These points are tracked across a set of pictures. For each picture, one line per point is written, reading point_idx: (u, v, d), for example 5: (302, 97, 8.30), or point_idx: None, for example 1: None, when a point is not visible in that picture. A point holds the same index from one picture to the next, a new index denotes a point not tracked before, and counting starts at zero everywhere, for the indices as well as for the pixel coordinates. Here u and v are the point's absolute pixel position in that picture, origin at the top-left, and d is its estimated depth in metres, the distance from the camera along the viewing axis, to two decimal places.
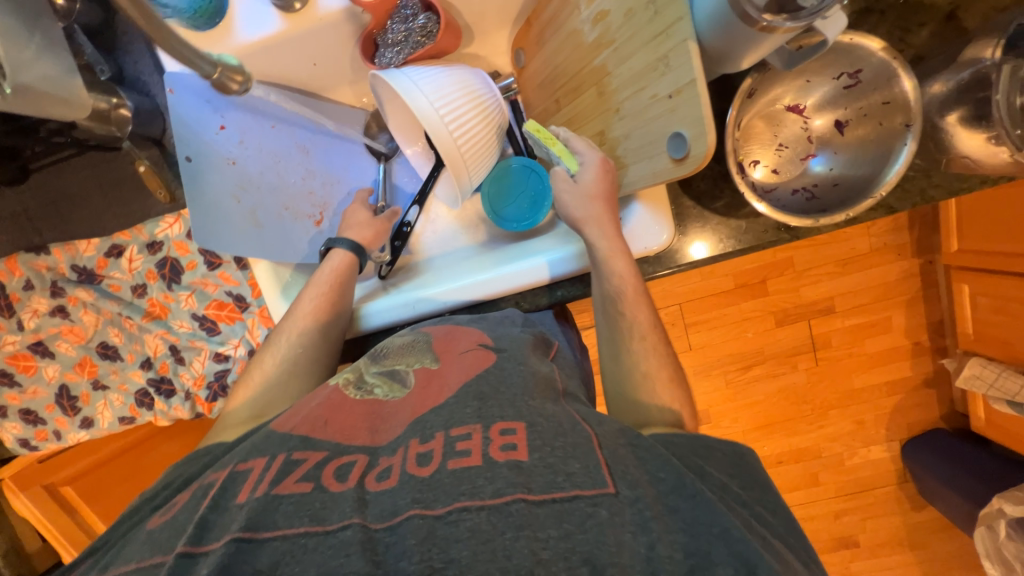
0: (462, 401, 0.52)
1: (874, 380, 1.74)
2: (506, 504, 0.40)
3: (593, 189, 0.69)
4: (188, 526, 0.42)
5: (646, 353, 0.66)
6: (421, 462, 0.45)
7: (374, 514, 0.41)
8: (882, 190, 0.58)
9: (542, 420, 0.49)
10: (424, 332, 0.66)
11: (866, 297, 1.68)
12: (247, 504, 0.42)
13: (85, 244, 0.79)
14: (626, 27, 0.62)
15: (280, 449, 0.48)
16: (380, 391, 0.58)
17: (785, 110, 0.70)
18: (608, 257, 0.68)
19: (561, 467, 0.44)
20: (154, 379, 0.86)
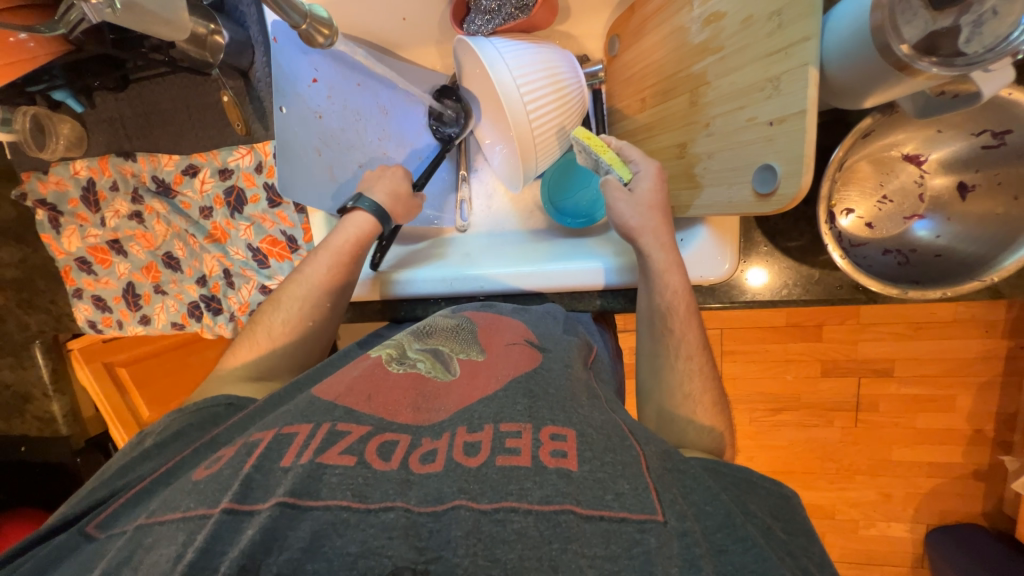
0: (511, 397, 0.50)
1: (916, 457, 1.60)
2: (555, 513, 0.39)
3: (651, 199, 0.65)
4: (232, 482, 0.42)
5: (691, 373, 0.62)
6: (469, 452, 0.44)
7: (415, 495, 0.41)
8: (995, 275, 0.51)
9: (592, 431, 0.47)
10: (469, 319, 0.67)
11: (933, 368, 1.52)
12: (294, 468, 0.42)
13: (166, 159, 0.84)
14: (740, 35, 0.55)
15: (325, 418, 0.48)
16: (423, 365, 0.56)
17: (901, 159, 0.61)
18: (659, 271, 0.65)
19: (610, 485, 0.42)
20: (206, 296, 0.92)
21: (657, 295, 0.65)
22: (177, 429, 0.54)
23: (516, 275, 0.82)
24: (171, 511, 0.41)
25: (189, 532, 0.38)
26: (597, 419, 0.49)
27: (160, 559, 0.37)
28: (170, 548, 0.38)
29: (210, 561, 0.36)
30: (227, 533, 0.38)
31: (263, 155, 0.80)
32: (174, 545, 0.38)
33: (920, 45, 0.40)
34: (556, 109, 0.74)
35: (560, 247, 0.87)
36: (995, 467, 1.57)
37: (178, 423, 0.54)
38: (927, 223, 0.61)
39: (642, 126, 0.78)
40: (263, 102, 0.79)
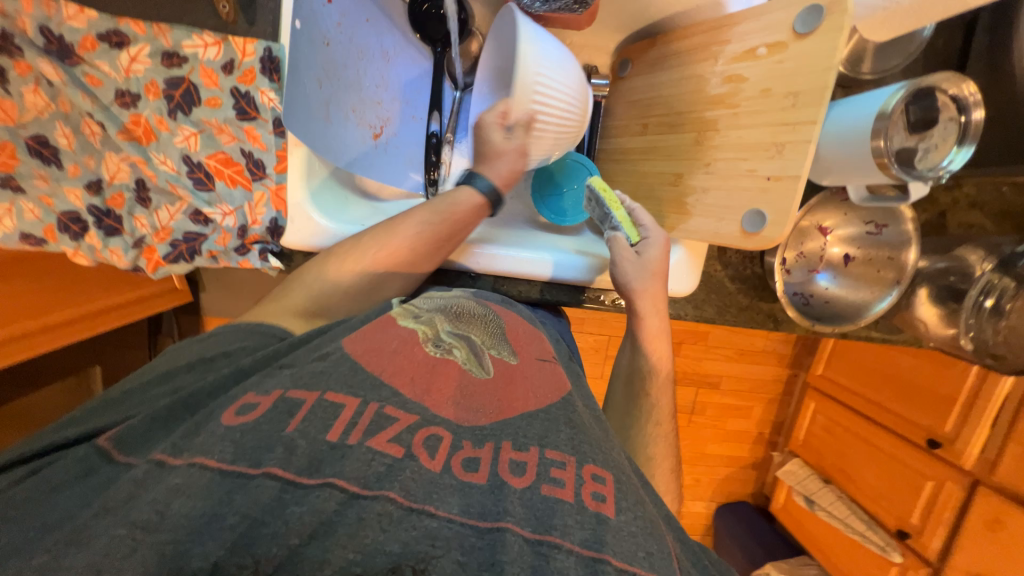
0: (555, 422, 0.42)
1: (721, 451, 2.09)
2: (594, 561, 0.33)
3: (656, 267, 0.72)
4: (274, 445, 0.36)
5: (656, 438, 0.64)
6: (515, 471, 0.37)
7: (457, 503, 0.34)
8: (866, 320, 0.76)
9: (626, 480, 0.40)
10: (498, 314, 0.58)
11: (745, 385, 2.02)
12: (351, 449, 0.36)
13: (75, 11, 0.60)
14: (755, 101, 0.67)
15: (372, 396, 0.40)
16: (460, 354, 0.48)
17: (817, 229, 0.80)
18: (646, 337, 0.72)
19: (643, 542, 0.35)
20: (97, 209, 0.69)
21: (640, 355, 0.72)
22: (222, 348, 0.52)
23: (512, 263, 0.83)
24: (209, 456, 0.35)
25: (228, 490, 0.33)
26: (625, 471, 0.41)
27: (188, 515, 0.32)
28: (204, 504, 0.32)
29: (257, 528, 0.31)
30: (278, 508, 0.33)
31: (240, 54, 0.65)
32: (211, 502, 0.33)
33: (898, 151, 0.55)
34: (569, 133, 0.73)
35: (549, 242, 0.90)
36: (765, 460, 2.14)
37: (224, 340, 0.54)
38: (826, 275, 0.82)
39: (639, 148, 0.87)
40: None
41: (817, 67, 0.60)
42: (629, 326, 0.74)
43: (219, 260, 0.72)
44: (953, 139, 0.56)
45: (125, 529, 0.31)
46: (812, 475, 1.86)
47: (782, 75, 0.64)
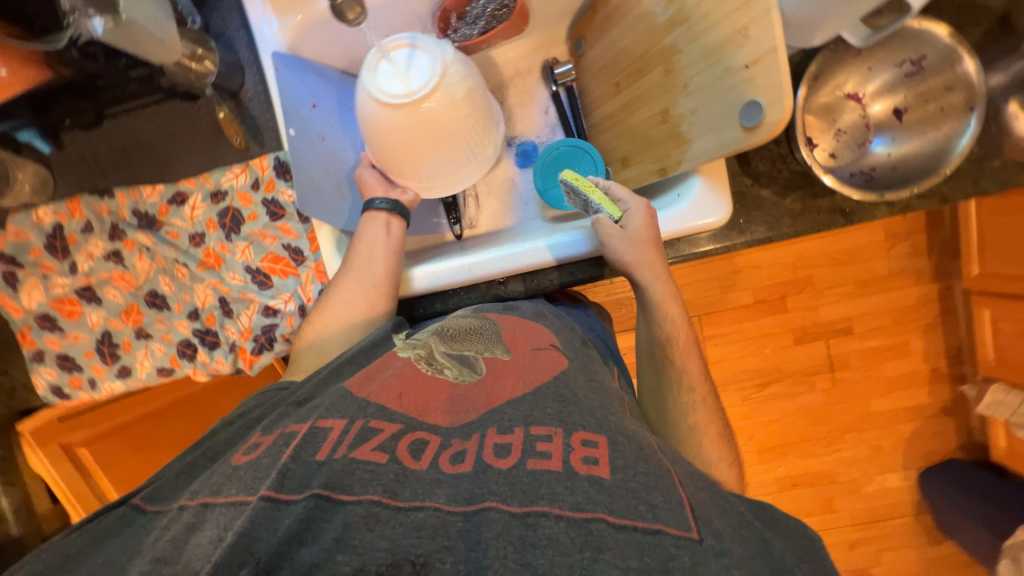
0: (542, 400, 0.49)
1: (890, 405, 1.73)
2: (586, 521, 0.38)
3: (642, 233, 0.69)
4: (272, 471, 0.42)
5: (694, 406, 0.67)
6: (499, 453, 0.43)
7: (445, 495, 0.40)
8: (952, 163, 0.62)
9: (625, 439, 0.45)
10: (492, 320, 0.63)
11: (886, 319, 1.68)
12: (330, 464, 0.42)
13: (150, 190, 0.81)
14: (703, 4, 0.65)
15: (359, 414, 0.48)
16: (450, 371, 0.54)
17: (845, 98, 0.72)
18: (656, 305, 0.71)
19: (645, 496, 0.40)
20: (199, 330, 0.85)
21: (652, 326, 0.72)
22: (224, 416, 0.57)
23: (528, 254, 0.80)
24: (218, 496, 0.43)
25: (230, 517, 0.39)
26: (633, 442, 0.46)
27: (202, 542, 0.38)
28: (212, 531, 0.39)
29: (250, 542, 0.36)
30: (267, 522, 0.38)
31: (261, 170, 0.79)
32: (217, 529, 0.39)
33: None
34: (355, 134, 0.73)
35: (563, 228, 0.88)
36: (959, 399, 1.73)
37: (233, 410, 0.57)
38: (882, 140, 0.71)
39: (620, 108, 0.86)
40: (256, 119, 0.79)
41: None
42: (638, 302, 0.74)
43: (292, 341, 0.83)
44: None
45: (150, 564, 0.38)
46: None
47: None
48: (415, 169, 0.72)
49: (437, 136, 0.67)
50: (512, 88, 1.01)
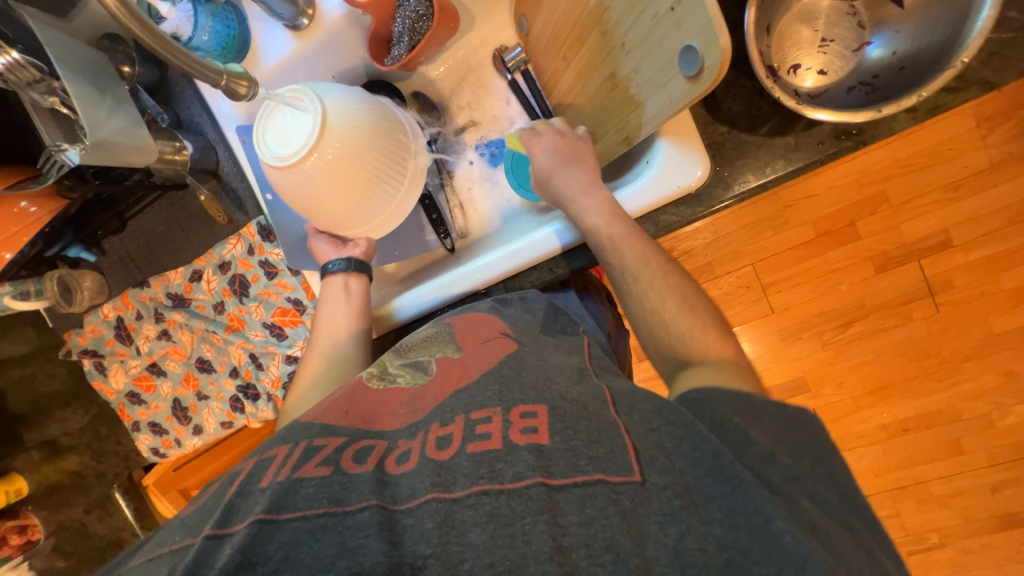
0: (482, 384, 0.54)
1: (1020, 321, 1.41)
2: (526, 488, 0.42)
3: (546, 160, 0.75)
4: (217, 510, 0.43)
5: (654, 290, 0.66)
6: (441, 445, 0.47)
7: (389, 493, 0.43)
8: (967, 50, 0.48)
9: (565, 403, 0.50)
10: (447, 324, 0.70)
11: (994, 221, 1.37)
12: (269, 488, 0.43)
13: (175, 274, 0.92)
14: None
15: (303, 436, 0.50)
16: (403, 378, 0.61)
17: (824, 2, 0.61)
18: (615, 245, 0.67)
19: (584, 450, 0.45)
20: (242, 385, 0.96)
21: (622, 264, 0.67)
22: None
23: (504, 260, 0.79)
24: (166, 546, 0.43)
25: (174, 564, 0.39)
26: (586, 416, 0.49)
27: None
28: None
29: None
30: (207, 558, 0.38)
31: (251, 237, 0.87)
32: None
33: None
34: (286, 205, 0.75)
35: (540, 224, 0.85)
36: None
37: None
38: (879, 42, 0.59)
39: (574, 83, 0.80)
40: (237, 191, 0.85)
41: None
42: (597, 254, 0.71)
43: None
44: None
45: None
46: None
47: None
48: (350, 213, 0.73)
49: (348, 173, 0.68)
50: (467, 89, 0.99)
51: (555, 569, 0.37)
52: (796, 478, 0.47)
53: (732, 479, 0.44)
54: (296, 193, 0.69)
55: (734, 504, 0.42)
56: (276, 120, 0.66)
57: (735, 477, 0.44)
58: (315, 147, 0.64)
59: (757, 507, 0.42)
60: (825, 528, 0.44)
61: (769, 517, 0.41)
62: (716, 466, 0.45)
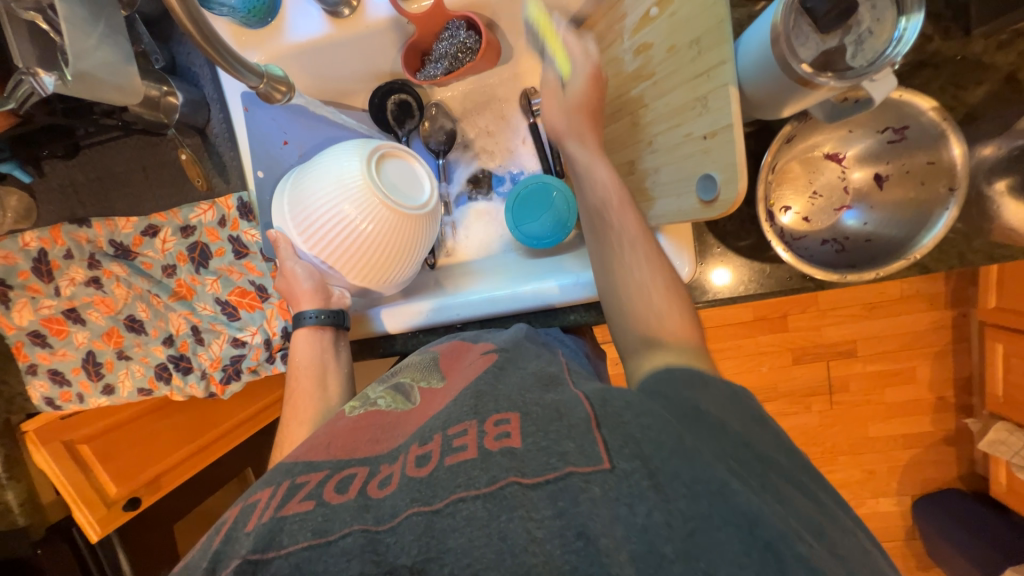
0: (460, 403, 0.55)
1: (890, 431, 1.66)
2: (500, 489, 0.44)
3: (575, 100, 0.68)
4: (202, 561, 0.44)
5: (637, 262, 0.62)
6: (421, 463, 0.48)
7: (372, 516, 0.44)
8: (917, 252, 0.57)
9: (537, 408, 0.52)
10: (431, 351, 0.74)
11: (893, 344, 1.59)
12: (255, 530, 0.45)
13: (124, 222, 0.83)
14: (667, 62, 0.61)
15: (285, 477, 0.51)
16: (383, 401, 0.63)
17: (824, 158, 0.68)
18: (620, 205, 0.64)
19: (556, 447, 0.46)
20: (173, 356, 0.88)
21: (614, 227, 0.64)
22: None
23: (486, 303, 0.81)
24: None
25: None
26: (558, 420, 0.49)
27: None
28: None
29: None
30: None
31: (226, 209, 0.81)
32: None
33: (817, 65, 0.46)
34: (327, 221, 0.72)
35: (524, 271, 0.88)
36: (962, 432, 1.65)
37: None
38: (854, 212, 0.67)
39: None
40: (223, 156, 0.81)
41: (706, 5, 0.53)
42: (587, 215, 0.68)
43: (258, 372, 0.86)
44: (891, 17, 0.44)
45: None
46: None
47: (680, 26, 0.57)
48: (373, 265, 0.76)
49: (424, 235, 0.80)
50: (488, 114, 0.99)
51: (534, 558, 0.40)
52: (744, 441, 0.48)
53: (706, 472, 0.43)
54: (378, 222, 0.73)
55: (694, 475, 0.43)
56: (393, 166, 0.77)
57: (693, 450, 0.45)
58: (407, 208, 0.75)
59: (711, 474, 0.43)
60: (782, 492, 0.45)
61: (724, 481, 0.42)
62: (678, 446, 0.45)
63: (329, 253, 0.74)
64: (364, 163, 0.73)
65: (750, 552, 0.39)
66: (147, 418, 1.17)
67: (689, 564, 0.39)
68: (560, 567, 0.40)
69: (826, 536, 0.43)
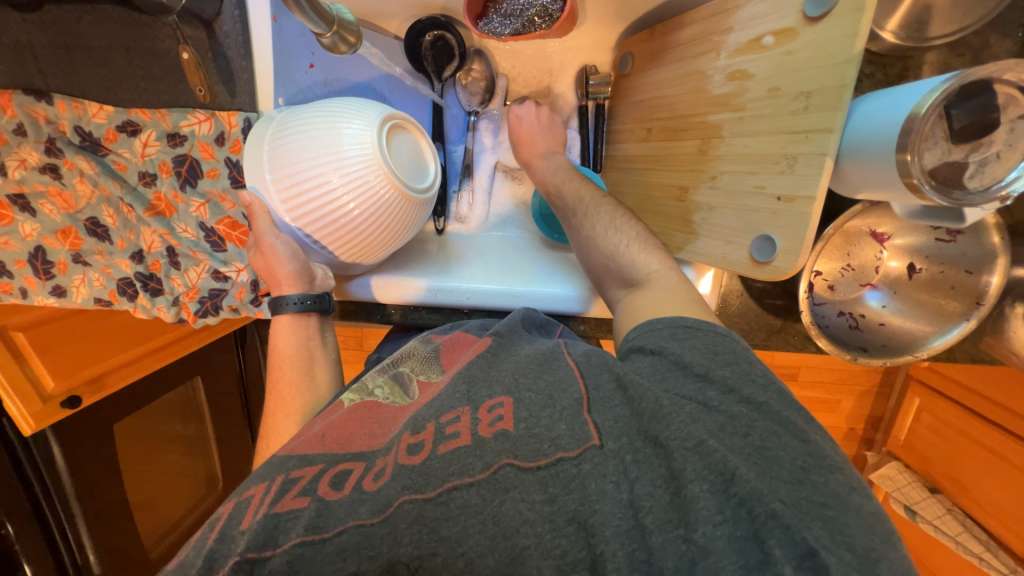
0: (454, 390, 0.53)
1: None
2: (494, 471, 0.42)
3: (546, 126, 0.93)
4: (198, 558, 0.43)
5: (616, 239, 0.68)
6: (413, 452, 0.46)
7: (367, 509, 0.42)
8: (925, 353, 0.63)
9: (531, 395, 0.50)
10: (433, 342, 0.70)
11: (830, 376, 1.65)
12: (253, 527, 0.43)
13: (96, 109, 0.69)
14: (764, 102, 0.56)
15: (279, 471, 0.48)
16: (381, 392, 0.61)
17: (871, 236, 0.68)
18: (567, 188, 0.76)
19: (548, 431, 0.45)
20: (143, 274, 0.79)
21: (568, 186, 0.77)
22: None
23: (501, 297, 0.78)
24: None
25: None
26: (546, 407, 0.48)
27: None
28: None
29: None
30: None
31: (228, 126, 0.71)
32: None
33: (936, 171, 0.47)
34: (310, 189, 0.64)
35: (551, 265, 0.86)
36: (858, 459, 1.79)
37: None
38: (877, 293, 0.70)
39: (645, 156, 0.78)
40: (230, 61, 0.69)
41: (832, 61, 0.48)
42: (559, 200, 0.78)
43: (240, 312, 0.81)
44: (1022, 147, 0.45)
45: None
46: (914, 482, 1.56)
47: (793, 71, 0.52)
48: (356, 246, 0.70)
49: (412, 223, 0.73)
50: (537, 82, 0.91)
51: (525, 540, 0.40)
52: (730, 386, 0.47)
53: (693, 437, 0.43)
54: (367, 203, 0.65)
55: (668, 433, 0.43)
56: (394, 137, 0.68)
57: (667, 411, 0.45)
58: (407, 189, 0.67)
59: (688, 431, 0.43)
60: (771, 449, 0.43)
61: (701, 438, 0.43)
62: (655, 412, 0.45)
63: (306, 221, 0.66)
64: (365, 130, 0.63)
65: (724, 509, 0.39)
66: (92, 313, 1.02)
67: (667, 533, 0.39)
68: (550, 550, 0.39)
69: (808, 485, 0.40)
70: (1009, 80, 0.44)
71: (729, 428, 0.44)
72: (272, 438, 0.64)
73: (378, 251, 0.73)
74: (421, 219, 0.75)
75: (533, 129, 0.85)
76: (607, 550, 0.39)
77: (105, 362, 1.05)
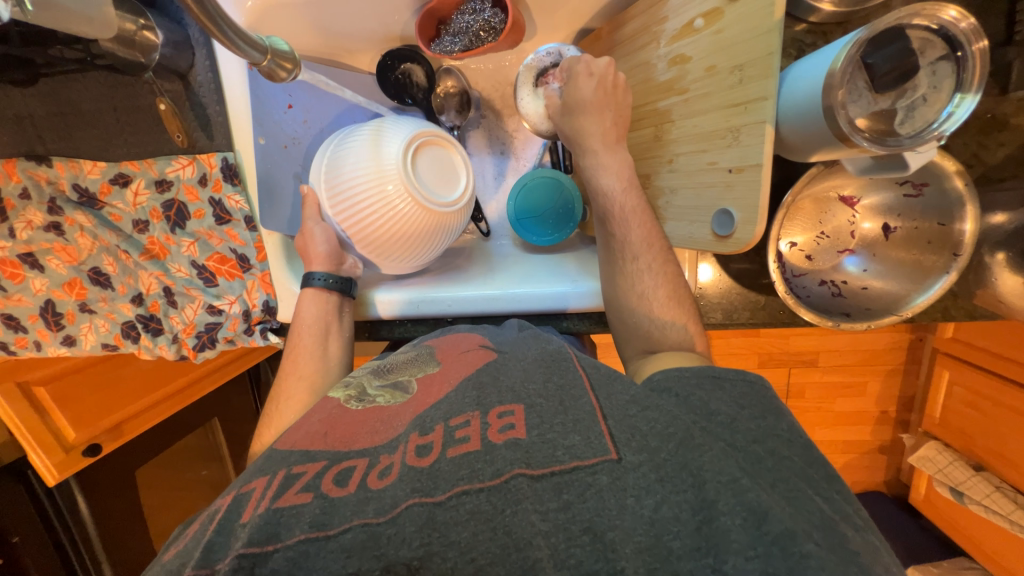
0: (462, 396, 0.52)
1: (831, 437, 1.65)
2: (506, 481, 0.41)
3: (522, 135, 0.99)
4: (195, 549, 0.42)
5: (655, 298, 0.64)
6: (421, 454, 0.45)
7: (373, 508, 0.41)
8: (909, 310, 0.61)
9: (542, 400, 0.49)
10: (426, 347, 0.71)
11: (851, 359, 1.59)
12: (252, 520, 0.41)
13: (91, 165, 0.73)
14: (701, 82, 0.57)
15: (281, 465, 0.47)
16: (382, 398, 0.59)
17: (839, 200, 0.69)
18: (624, 214, 0.66)
19: (562, 441, 0.44)
20: (143, 316, 0.84)
21: (634, 231, 0.65)
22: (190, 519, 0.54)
23: (483, 301, 0.80)
24: None
25: None
26: (567, 417, 0.47)
27: None
28: None
29: None
30: None
31: (208, 168, 0.76)
32: None
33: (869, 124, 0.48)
34: (353, 195, 0.70)
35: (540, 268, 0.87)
36: (894, 443, 1.69)
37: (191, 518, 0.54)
38: (855, 258, 0.69)
39: None
40: (206, 108, 0.74)
41: (757, 31, 0.49)
42: (604, 228, 0.69)
43: (235, 342, 0.84)
44: (948, 87, 0.47)
45: None
46: (956, 462, 1.46)
47: (725, 47, 0.53)
48: (390, 250, 0.74)
49: (442, 235, 0.77)
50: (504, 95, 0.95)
51: (538, 552, 0.38)
52: (754, 439, 0.46)
53: (727, 475, 0.41)
54: (412, 207, 0.70)
55: (704, 463, 0.42)
56: (428, 154, 0.74)
57: (697, 439, 0.45)
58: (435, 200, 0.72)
59: (722, 466, 0.42)
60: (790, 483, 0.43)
61: (735, 476, 0.41)
62: (686, 439, 0.44)
63: (348, 223, 0.72)
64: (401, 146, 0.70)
65: (756, 544, 0.37)
66: (108, 363, 1.05)
67: (696, 561, 0.37)
68: (565, 561, 0.38)
69: (838, 533, 0.39)
70: (919, 25, 0.46)
71: (755, 466, 0.44)
72: (281, 402, 0.66)
73: (410, 258, 0.77)
74: (450, 231, 0.78)
75: (590, 104, 0.67)
76: (628, 565, 0.37)
77: (124, 407, 1.08)
